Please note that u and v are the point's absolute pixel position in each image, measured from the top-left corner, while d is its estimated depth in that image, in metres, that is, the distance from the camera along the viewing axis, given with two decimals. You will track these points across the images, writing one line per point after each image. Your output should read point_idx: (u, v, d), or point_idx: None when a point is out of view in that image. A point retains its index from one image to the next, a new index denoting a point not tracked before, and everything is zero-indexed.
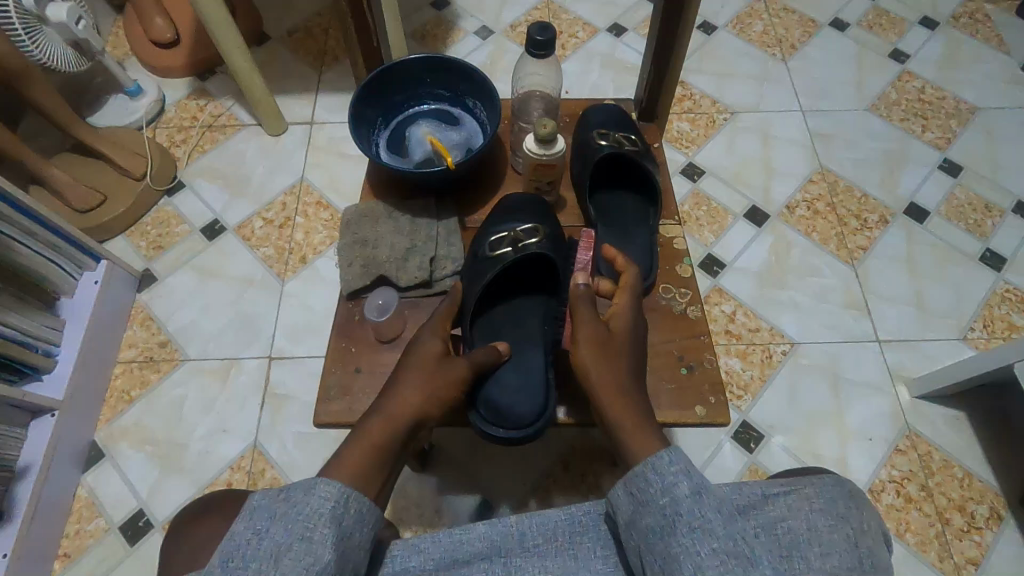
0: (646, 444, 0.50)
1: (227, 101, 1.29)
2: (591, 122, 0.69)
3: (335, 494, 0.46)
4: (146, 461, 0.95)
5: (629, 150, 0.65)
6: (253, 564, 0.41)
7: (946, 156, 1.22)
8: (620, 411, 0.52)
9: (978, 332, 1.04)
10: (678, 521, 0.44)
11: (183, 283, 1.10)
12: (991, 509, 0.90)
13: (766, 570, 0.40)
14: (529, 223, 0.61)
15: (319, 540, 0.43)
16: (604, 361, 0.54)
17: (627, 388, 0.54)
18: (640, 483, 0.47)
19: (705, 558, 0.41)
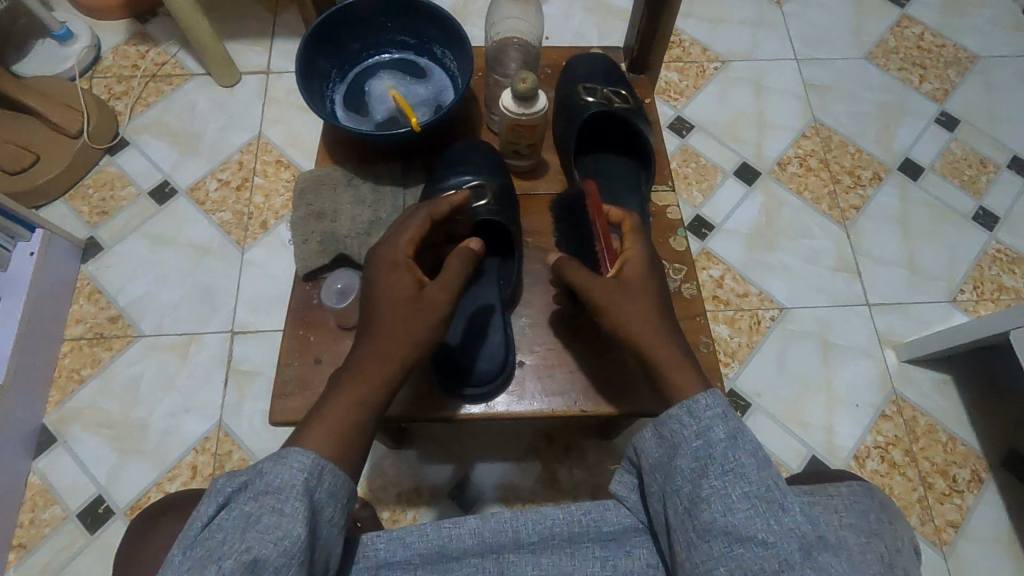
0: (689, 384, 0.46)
1: (172, 47, 1.17)
2: (574, 76, 0.62)
3: (306, 463, 0.41)
4: (103, 445, 0.89)
5: (618, 108, 0.58)
6: (221, 536, 0.37)
7: (943, 108, 1.16)
8: (661, 353, 0.48)
9: (968, 293, 1.01)
10: (712, 464, 0.43)
11: (133, 252, 1.01)
12: (973, 472, 0.90)
13: (798, 520, 0.40)
14: (485, 180, 0.55)
15: (289, 513, 0.39)
16: (628, 307, 0.49)
17: (655, 329, 0.49)
18: (672, 425, 0.45)
19: (736, 501, 0.41)
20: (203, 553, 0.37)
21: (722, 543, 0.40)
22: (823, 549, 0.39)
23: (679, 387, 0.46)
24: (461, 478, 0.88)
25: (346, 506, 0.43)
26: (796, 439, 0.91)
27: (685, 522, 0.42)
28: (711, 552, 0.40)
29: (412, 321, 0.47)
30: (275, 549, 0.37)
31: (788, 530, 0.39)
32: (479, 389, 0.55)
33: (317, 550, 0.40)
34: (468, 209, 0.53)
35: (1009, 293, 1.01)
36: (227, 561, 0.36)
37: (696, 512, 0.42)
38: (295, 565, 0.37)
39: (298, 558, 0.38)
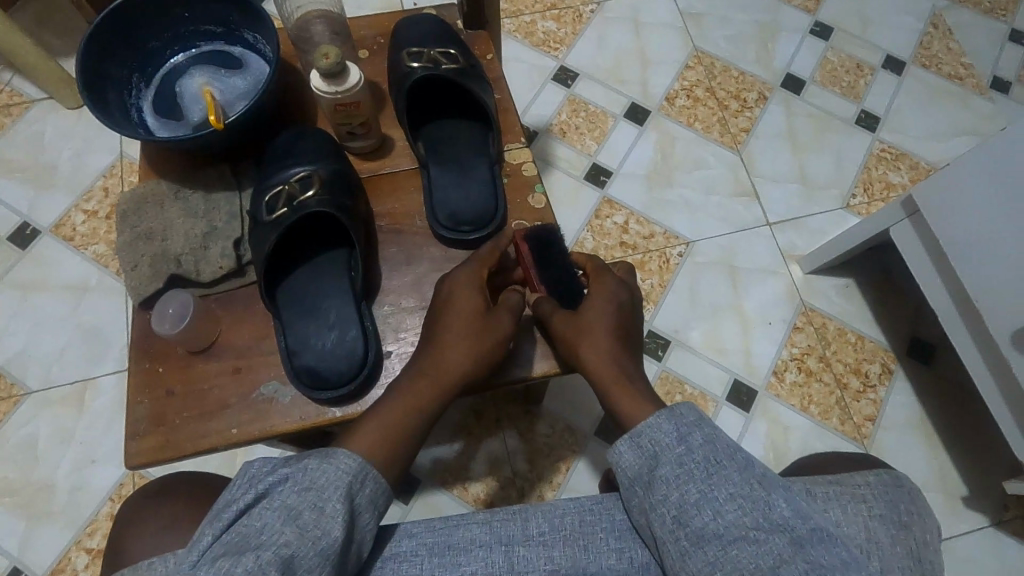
0: (639, 409, 0.48)
1: (4, 74, 1.05)
2: (402, 41, 0.58)
3: (353, 467, 0.42)
4: (7, 515, 0.83)
5: (446, 68, 0.55)
6: (257, 525, 0.37)
7: (816, 18, 1.17)
8: (612, 383, 0.50)
9: (860, 197, 1.05)
10: (696, 468, 0.43)
11: (2, 305, 0.93)
12: (882, 365, 0.94)
13: (785, 514, 0.40)
14: (316, 167, 0.51)
15: (330, 513, 0.39)
16: (576, 342, 0.51)
17: (611, 361, 0.50)
18: (651, 436, 0.46)
19: (723, 503, 0.42)
20: (236, 539, 0.37)
21: (714, 547, 0.41)
22: (817, 541, 0.39)
23: (628, 413, 0.48)
24: None
25: (378, 523, 0.43)
26: (715, 366, 0.94)
27: (675, 531, 0.42)
28: (705, 559, 0.41)
29: (478, 340, 0.49)
30: (313, 547, 0.37)
31: (777, 525, 0.40)
32: (340, 391, 0.48)
33: (345, 559, 0.40)
34: (296, 202, 0.49)
35: (896, 190, 1.05)
36: (265, 551, 0.36)
37: (686, 520, 0.42)
38: (328, 566, 0.38)
39: (330, 558, 0.38)
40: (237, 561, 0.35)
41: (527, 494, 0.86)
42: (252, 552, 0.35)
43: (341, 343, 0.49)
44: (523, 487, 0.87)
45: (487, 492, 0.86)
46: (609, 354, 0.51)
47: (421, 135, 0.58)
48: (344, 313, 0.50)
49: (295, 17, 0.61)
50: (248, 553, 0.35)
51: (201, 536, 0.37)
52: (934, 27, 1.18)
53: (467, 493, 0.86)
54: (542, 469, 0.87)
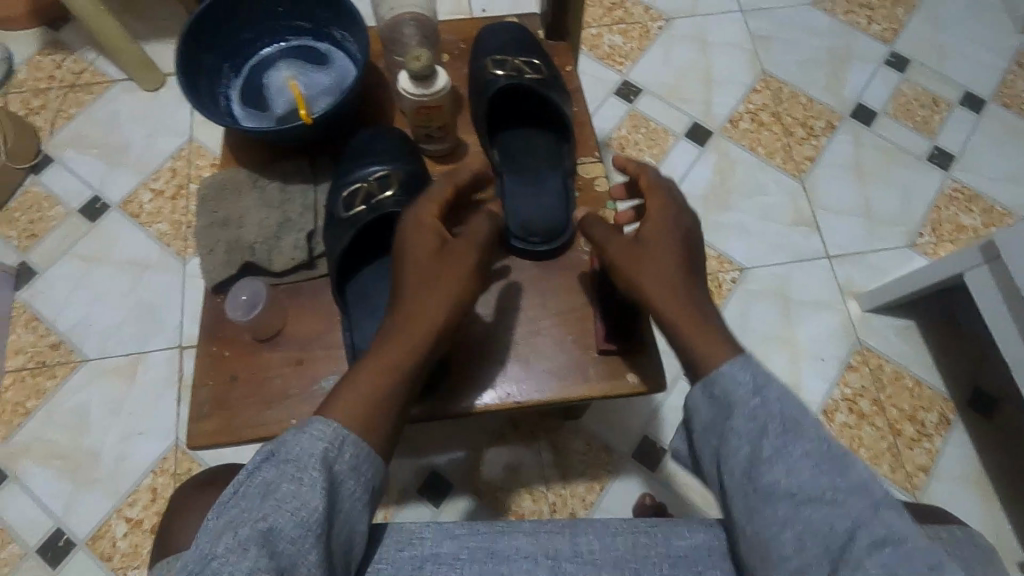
0: (718, 351, 0.43)
1: (89, 53, 1.10)
2: (484, 50, 0.60)
3: (329, 433, 0.40)
4: (56, 478, 0.86)
5: (529, 79, 0.57)
6: (240, 503, 0.38)
7: (892, 49, 1.14)
8: (675, 309, 0.45)
9: (927, 237, 1.00)
10: (773, 424, 0.40)
11: (68, 274, 0.97)
12: (940, 415, 0.90)
13: (862, 475, 0.39)
14: (394, 166, 0.52)
15: (307, 485, 0.38)
16: (632, 273, 0.47)
17: (672, 292, 0.45)
18: (724, 383, 0.42)
19: (800, 459, 0.39)
20: (224, 517, 0.37)
21: (787, 504, 0.39)
22: (890, 507, 0.38)
23: (704, 352, 0.43)
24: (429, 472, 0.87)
25: (372, 479, 0.41)
26: None
27: (745, 485, 0.40)
28: (774, 515, 0.39)
29: (450, 279, 0.45)
30: (292, 519, 0.37)
31: (855, 487, 0.38)
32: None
33: (343, 524, 0.39)
34: (374, 201, 0.50)
35: (967, 232, 1.01)
36: (244, 528, 0.36)
37: (759, 474, 0.40)
38: (313, 537, 0.37)
39: (313, 528, 0.37)
40: (221, 537, 0.36)
41: (559, 510, 0.85)
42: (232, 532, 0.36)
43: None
44: (556, 504, 0.85)
45: (518, 504, 0.85)
46: (671, 280, 0.46)
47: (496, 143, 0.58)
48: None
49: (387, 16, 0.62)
50: (228, 530, 0.36)
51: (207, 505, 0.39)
52: (1018, 66, 1.13)
53: (497, 502, 0.85)
54: (575, 487, 0.86)
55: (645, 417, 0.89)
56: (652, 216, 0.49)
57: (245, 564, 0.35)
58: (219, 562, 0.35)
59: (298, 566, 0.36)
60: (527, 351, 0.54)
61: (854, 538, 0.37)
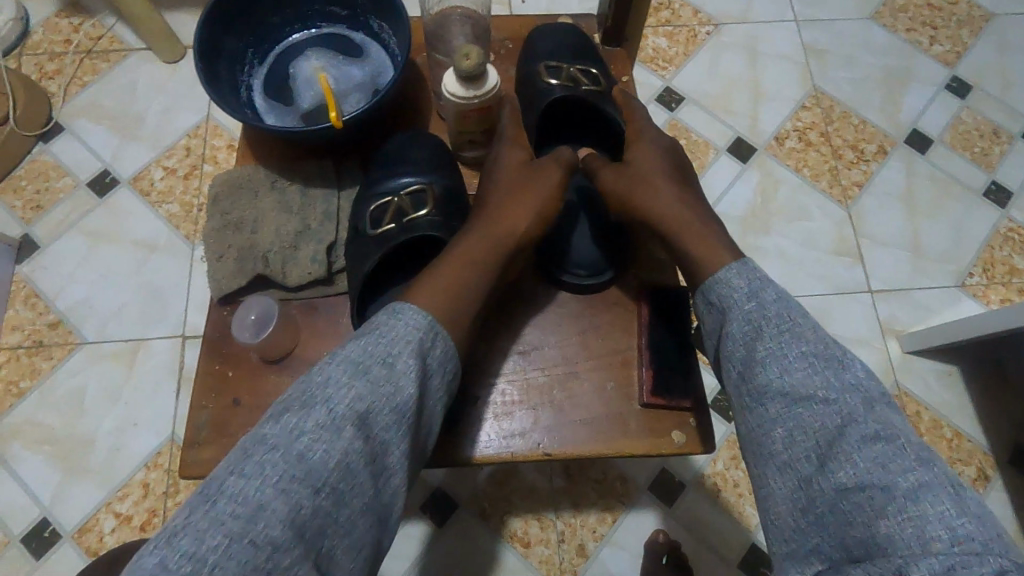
0: (716, 254, 0.48)
1: (108, 19, 1.05)
2: (538, 51, 0.59)
3: (423, 323, 0.44)
4: (45, 464, 0.82)
5: (585, 89, 0.56)
6: (314, 395, 0.40)
7: (954, 73, 1.07)
8: (674, 220, 0.51)
9: (977, 277, 0.94)
10: (767, 324, 0.44)
11: (72, 250, 0.92)
12: (979, 469, 0.85)
13: (856, 376, 0.42)
14: (428, 180, 0.50)
15: (400, 369, 0.42)
16: (639, 191, 0.53)
17: (676, 204, 0.52)
18: (722, 289, 0.47)
19: (794, 360, 0.42)
20: (300, 400, 0.40)
21: (781, 402, 0.42)
22: (884, 406, 0.40)
23: (705, 259, 0.48)
24: (434, 489, 0.83)
25: (454, 375, 0.46)
26: None
27: (740, 384, 0.44)
28: (766, 413, 0.42)
29: (535, 195, 0.50)
30: (387, 401, 0.41)
31: (848, 388, 0.41)
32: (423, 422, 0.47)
33: (423, 422, 0.44)
34: (406, 219, 0.48)
35: (1020, 276, 0.94)
36: (336, 407, 0.40)
37: (753, 374, 0.44)
38: (403, 418, 0.41)
39: (406, 415, 0.41)
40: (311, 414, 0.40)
41: (567, 540, 0.81)
42: (321, 409, 0.39)
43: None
44: (564, 533, 0.81)
45: (525, 529, 0.81)
46: (667, 196, 0.52)
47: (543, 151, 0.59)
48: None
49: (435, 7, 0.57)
50: (321, 407, 0.40)
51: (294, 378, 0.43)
52: None
53: (504, 527, 0.81)
54: (586, 516, 0.82)
55: None
56: (638, 142, 0.56)
57: (340, 444, 0.39)
58: (310, 439, 0.39)
59: (388, 452, 0.41)
60: (563, 397, 0.53)
61: (845, 433, 0.39)
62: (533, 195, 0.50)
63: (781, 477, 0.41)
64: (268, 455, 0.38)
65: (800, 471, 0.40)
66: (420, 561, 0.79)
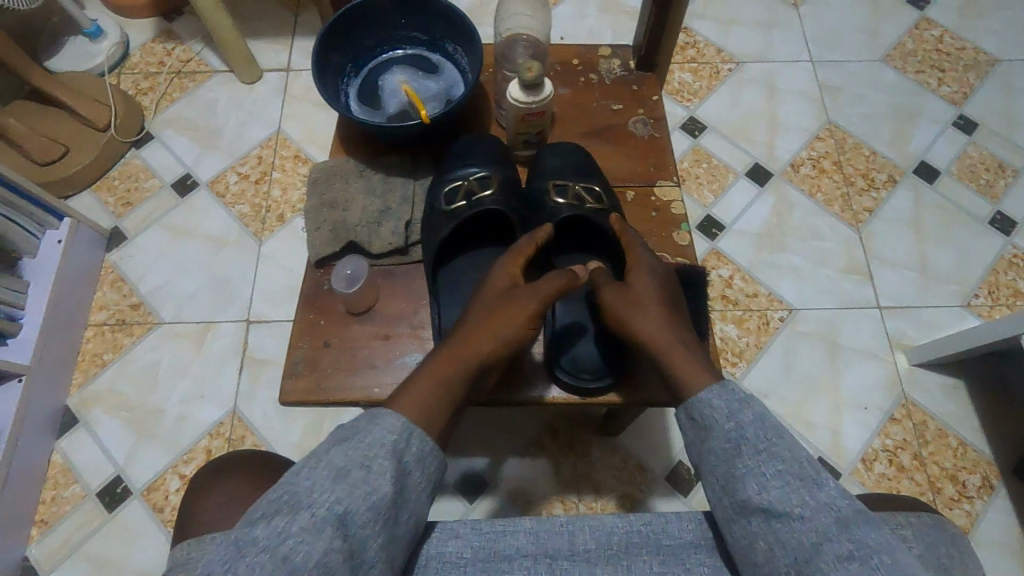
0: (698, 376, 0.50)
1: (197, 45, 1.20)
2: (544, 169, 0.66)
3: (399, 426, 0.46)
4: (121, 428, 0.92)
5: (589, 209, 0.62)
6: (296, 502, 0.41)
7: (961, 111, 1.15)
8: (667, 346, 0.53)
9: (983, 298, 1.00)
10: (745, 445, 0.46)
11: (155, 241, 1.04)
12: (983, 478, 0.89)
13: (833, 494, 0.42)
14: (491, 170, 0.62)
15: (377, 470, 0.44)
16: (630, 314, 0.55)
17: (665, 328, 0.54)
18: (702, 409, 0.49)
19: (770, 478, 0.44)
20: (285, 501, 0.41)
21: (760, 519, 0.43)
22: (862, 521, 0.41)
23: (689, 382, 0.50)
24: (467, 469, 0.90)
25: (432, 471, 0.47)
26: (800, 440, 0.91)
27: (724, 498, 0.46)
28: (749, 526, 0.43)
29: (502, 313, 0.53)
30: (363, 502, 0.42)
31: (822, 505, 0.42)
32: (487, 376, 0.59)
33: (400, 519, 0.44)
34: (473, 198, 0.60)
35: None
36: (317, 509, 0.41)
37: (733, 490, 0.45)
38: (378, 519, 0.42)
39: (382, 512, 0.43)
40: (297, 516, 0.41)
41: None
42: (305, 511, 0.41)
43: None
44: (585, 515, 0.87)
45: (550, 510, 0.87)
46: (656, 318, 0.54)
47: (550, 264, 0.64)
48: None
49: (503, 36, 0.75)
50: (301, 512, 0.41)
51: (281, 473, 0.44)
52: None
53: (528, 507, 0.88)
54: (607, 501, 0.88)
55: (684, 443, 0.91)
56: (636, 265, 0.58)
57: (321, 545, 0.39)
58: (293, 542, 0.39)
59: (366, 547, 0.41)
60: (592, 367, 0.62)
61: (821, 549, 0.40)
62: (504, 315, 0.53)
63: None
64: (258, 557, 0.38)
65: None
66: None
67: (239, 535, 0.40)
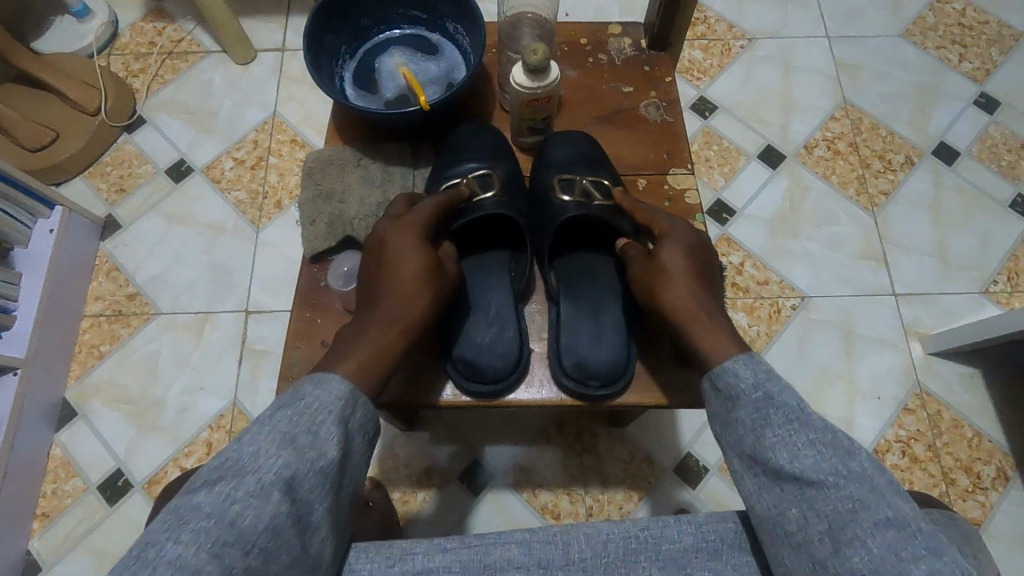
0: (720, 345, 0.48)
1: (188, 24, 1.16)
2: (550, 159, 0.64)
3: (344, 394, 0.46)
4: (121, 421, 0.91)
5: (597, 205, 0.59)
6: (241, 469, 0.41)
7: (983, 89, 1.10)
8: (693, 313, 0.50)
9: (1001, 285, 0.97)
10: (774, 413, 0.44)
11: (150, 229, 1.02)
12: (998, 469, 0.87)
13: (865, 464, 0.41)
14: (492, 167, 0.62)
15: (324, 436, 0.43)
16: (658, 284, 0.53)
17: (692, 296, 0.51)
18: (728, 378, 0.46)
19: (802, 447, 0.42)
20: (230, 466, 0.41)
21: (791, 488, 0.41)
22: (896, 490, 0.39)
23: (710, 350, 0.48)
24: (472, 461, 0.88)
25: (371, 437, 0.48)
26: None
27: (752, 467, 0.44)
28: (780, 495, 0.42)
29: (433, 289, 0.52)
30: (312, 466, 0.42)
31: (856, 474, 0.40)
32: (490, 386, 0.57)
33: (345, 481, 0.45)
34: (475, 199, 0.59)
35: None
36: (265, 473, 0.40)
37: (763, 459, 0.43)
38: (326, 482, 0.43)
39: (330, 476, 0.43)
40: (242, 481, 0.40)
41: (595, 514, 0.86)
42: (253, 475, 0.40)
43: (498, 339, 0.57)
44: (592, 507, 0.86)
45: (556, 502, 0.86)
46: (684, 287, 0.52)
47: (556, 263, 0.61)
48: (503, 313, 0.59)
49: (508, 14, 0.71)
50: (248, 476, 0.40)
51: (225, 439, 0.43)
52: None
53: (533, 498, 0.86)
54: (614, 493, 0.86)
55: (693, 434, 0.89)
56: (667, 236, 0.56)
57: (269, 508, 0.39)
58: (240, 507, 0.39)
59: (312, 509, 0.42)
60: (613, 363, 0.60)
61: (856, 518, 0.39)
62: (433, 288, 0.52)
63: (796, 559, 0.40)
64: (202, 524, 0.38)
65: (813, 556, 0.39)
66: (455, 527, 0.85)
67: (179, 502, 0.39)
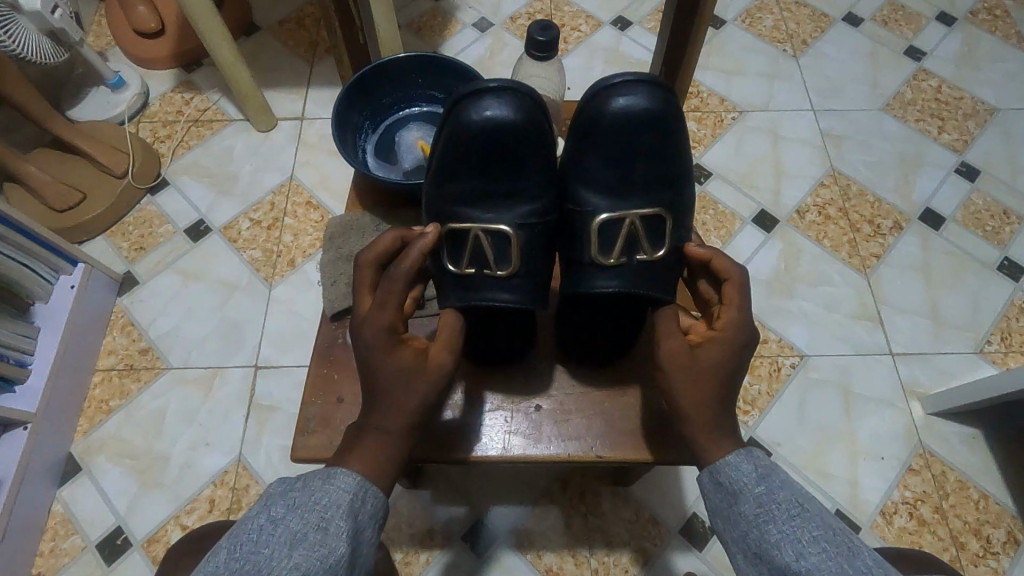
0: (716, 449, 0.48)
1: (214, 95, 1.24)
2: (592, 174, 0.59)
3: (353, 485, 0.45)
4: (124, 476, 0.91)
5: (638, 261, 0.56)
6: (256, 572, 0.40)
7: (963, 158, 1.17)
8: (698, 412, 0.48)
9: (996, 346, 1.00)
10: (777, 509, 0.45)
11: (166, 286, 1.05)
12: (1007, 533, 0.87)
13: (867, 562, 0.41)
14: (513, 232, 0.57)
15: (334, 531, 0.43)
16: (681, 371, 0.49)
17: (711, 398, 0.48)
18: (729, 472, 0.47)
19: (806, 545, 0.43)
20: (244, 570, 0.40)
21: None
22: None
23: (702, 448, 0.48)
24: (477, 520, 0.88)
25: (381, 528, 0.47)
26: (818, 492, 0.89)
27: (757, 565, 0.44)
28: None
29: (422, 382, 0.48)
30: (322, 565, 0.41)
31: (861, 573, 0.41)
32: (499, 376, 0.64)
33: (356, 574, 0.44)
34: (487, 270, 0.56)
35: None
36: None
37: (769, 557, 0.44)
38: None
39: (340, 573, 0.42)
40: None
41: None
42: None
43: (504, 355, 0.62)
44: (598, 570, 0.85)
45: (560, 564, 0.85)
46: (707, 385, 0.48)
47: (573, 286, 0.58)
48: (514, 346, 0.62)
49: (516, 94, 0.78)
50: None
51: (232, 537, 0.42)
52: None
53: (538, 560, 0.85)
54: (618, 556, 0.85)
55: (698, 495, 0.88)
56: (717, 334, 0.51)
57: None
58: None
59: None
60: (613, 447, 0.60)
61: None
62: (423, 381, 0.48)
63: None
64: None
65: None
66: None
67: None
